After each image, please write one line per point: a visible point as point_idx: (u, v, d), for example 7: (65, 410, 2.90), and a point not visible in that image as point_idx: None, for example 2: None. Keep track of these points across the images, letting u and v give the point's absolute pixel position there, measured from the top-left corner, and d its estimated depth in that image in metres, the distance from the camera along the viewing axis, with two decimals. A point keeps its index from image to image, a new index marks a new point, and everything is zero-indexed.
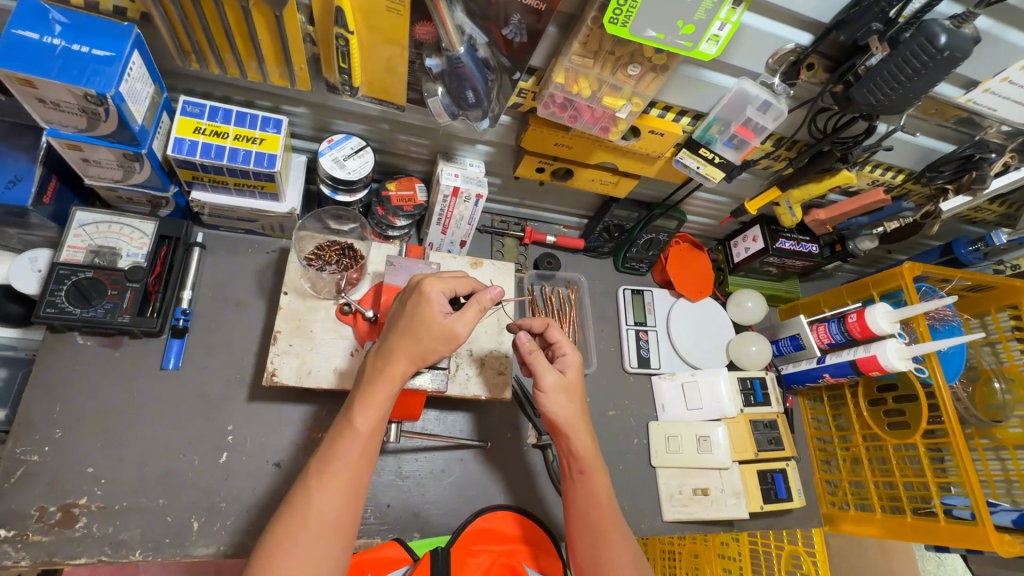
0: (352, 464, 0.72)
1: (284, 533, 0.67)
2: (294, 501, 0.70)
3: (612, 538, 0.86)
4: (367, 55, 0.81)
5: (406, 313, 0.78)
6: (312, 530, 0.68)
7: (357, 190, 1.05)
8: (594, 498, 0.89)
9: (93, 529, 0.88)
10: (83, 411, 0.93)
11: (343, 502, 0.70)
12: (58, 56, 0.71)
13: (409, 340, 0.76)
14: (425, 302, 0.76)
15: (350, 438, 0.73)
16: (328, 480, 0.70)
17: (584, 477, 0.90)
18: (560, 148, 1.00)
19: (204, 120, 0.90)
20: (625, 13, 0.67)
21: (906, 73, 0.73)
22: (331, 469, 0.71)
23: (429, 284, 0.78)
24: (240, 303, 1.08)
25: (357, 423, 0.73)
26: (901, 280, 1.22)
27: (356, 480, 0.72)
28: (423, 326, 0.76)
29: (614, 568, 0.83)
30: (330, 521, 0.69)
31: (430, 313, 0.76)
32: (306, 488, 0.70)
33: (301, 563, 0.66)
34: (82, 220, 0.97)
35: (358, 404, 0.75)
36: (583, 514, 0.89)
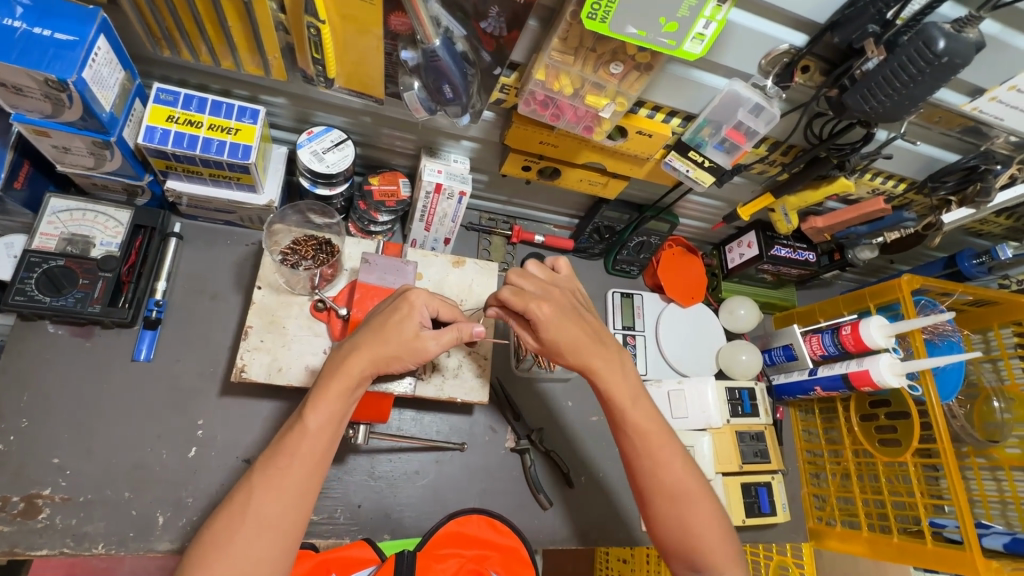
0: (302, 463, 0.70)
1: (224, 530, 0.65)
2: (235, 496, 0.68)
3: (666, 452, 0.81)
4: (341, 46, 0.78)
5: (382, 317, 0.77)
6: (250, 529, 0.66)
7: (337, 184, 1.02)
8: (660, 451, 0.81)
9: (55, 520, 0.87)
10: (52, 400, 0.92)
11: (287, 503, 0.68)
12: (18, 40, 0.69)
13: (375, 344, 0.75)
14: (406, 307, 0.77)
15: (300, 434, 0.71)
16: (274, 478, 0.68)
17: (642, 432, 0.81)
18: (545, 147, 0.97)
19: (178, 109, 0.88)
20: (603, 8, 0.64)
21: (902, 78, 0.69)
22: (279, 467, 0.69)
23: (416, 293, 0.79)
24: (216, 295, 1.06)
25: (308, 420, 0.71)
26: (899, 293, 1.18)
27: (303, 479, 0.69)
28: (396, 335, 0.75)
29: (683, 483, 0.80)
30: (271, 520, 0.67)
31: (407, 324, 0.76)
32: (248, 485, 0.68)
33: (235, 563, 0.64)
34: (56, 207, 0.95)
35: (311, 401, 0.72)
36: (657, 479, 0.80)
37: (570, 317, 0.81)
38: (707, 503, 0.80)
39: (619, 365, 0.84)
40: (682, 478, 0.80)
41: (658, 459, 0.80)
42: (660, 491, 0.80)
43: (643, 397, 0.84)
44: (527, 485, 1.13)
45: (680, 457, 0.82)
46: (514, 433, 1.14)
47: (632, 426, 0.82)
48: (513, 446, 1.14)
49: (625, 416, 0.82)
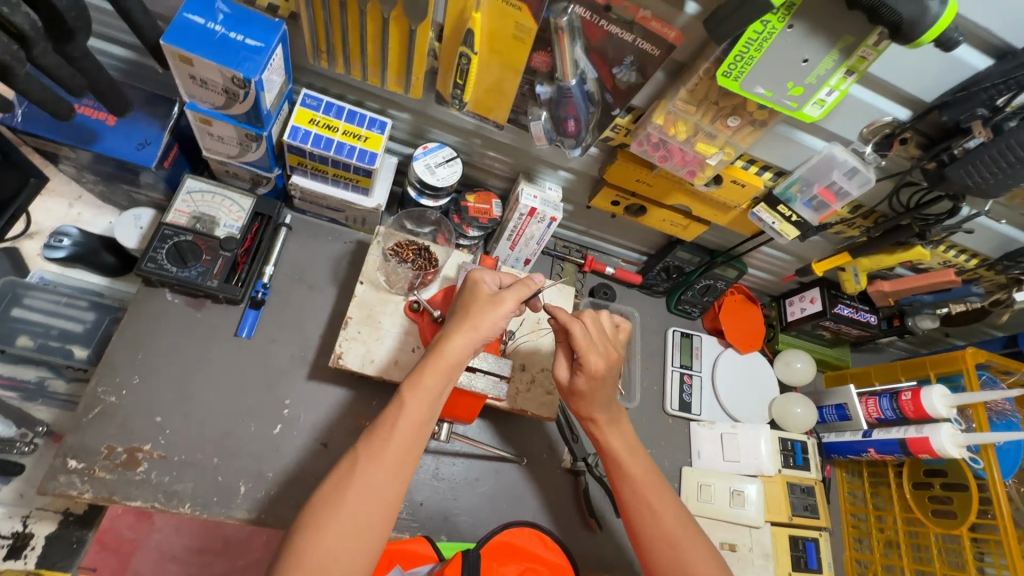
0: (403, 434, 0.74)
1: (333, 495, 0.70)
2: (340, 465, 0.73)
3: (663, 501, 0.87)
4: (482, 75, 0.87)
5: (460, 301, 0.86)
6: (356, 496, 0.70)
7: (442, 197, 1.11)
8: (652, 501, 0.88)
9: (150, 476, 0.92)
10: (161, 362, 0.99)
11: (388, 473, 0.72)
12: (216, 41, 0.79)
13: (460, 318, 0.82)
14: (476, 284, 0.86)
15: (399, 408, 0.75)
16: (376, 448, 0.73)
17: (637, 482, 0.89)
18: (640, 185, 1.04)
19: (319, 113, 0.97)
20: (739, 68, 0.71)
21: (1006, 159, 0.75)
22: (382, 438, 0.74)
23: (479, 273, 0.88)
24: (313, 285, 1.14)
25: (406, 398, 0.76)
26: (962, 365, 1.21)
27: (401, 448, 0.74)
28: (478, 304, 0.83)
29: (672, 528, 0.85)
30: (375, 489, 0.71)
31: (481, 293, 0.84)
32: (353, 455, 0.73)
33: (346, 525, 0.68)
34: (191, 188, 1.05)
35: (411, 379, 0.78)
36: (648, 526, 0.86)
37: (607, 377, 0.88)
38: (698, 545, 0.83)
39: (618, 423, 0.94)
40: (672, 526, 0.85)
41: (647, 507, 0.87)
42: (652, 536, 0.85)
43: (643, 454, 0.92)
44: (579, 507, 1.16)
45: (671, 507, 0.87)
46: (570, 454, 1.17)
47: (629, 479, 0.90)
48: (569, 466, 1.17)
49: (622, 471, 0.91)
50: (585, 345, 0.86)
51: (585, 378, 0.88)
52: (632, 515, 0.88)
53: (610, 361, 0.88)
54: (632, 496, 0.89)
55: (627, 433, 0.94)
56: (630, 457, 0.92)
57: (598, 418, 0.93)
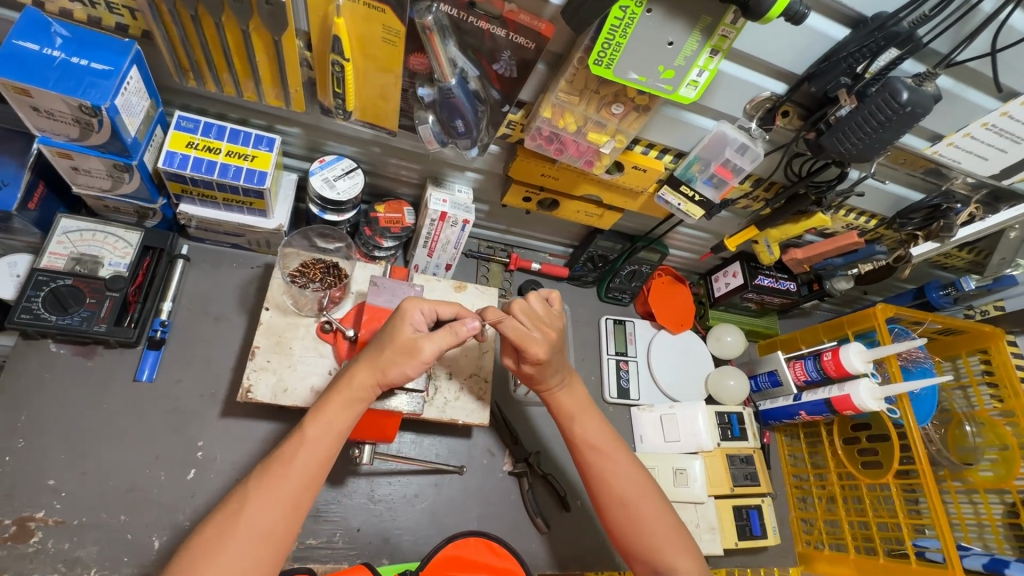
0: (301, 475, 0.71)
1: (215, 532, 0.66)
2: (231, 501, 0.69)
3: (617, 458, 0.87)
4: (361, 82, 0.84)
5: (380, 331, 0.79)
6: (241, 536, 0.66)
7: (346, 211, 1.05)
8: (606, 460, 0.87)
9: (47, 545, 0.85)
10: (50, 420, 0.92)
11: (276, 513, 0.68)
12: (56, 68, 0.73)
13: (376, 358, 0.77)
14: (397, 318, 0.78)
15: (302, 446, 0.72)
16: (268, 487, 0.69)
17: (590, 444, 0.89)
18: (546, 179, 1.03)
19: (198, 135, 0.91)
20: (609, 55, 0.70)
21: (871, 125, 0.77)
22: (277, 476, 0.70)
23: (409, 303, 0.81)
24: (220, 317, 1.08)
25: (310, 431, 0.73)
26: (875, 321, 1.26)
27: (297, 487, 0.70)
28: (395, 346, 0.77)
29: (627, 486, 0.85)
30: (262, 527, 0.67)
31: (400, 330, 0.77)
32: (244, 491, 0.69)
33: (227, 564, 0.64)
34: (67, 227, 0.96)
35: (318, 415, 0.75)
36: (603, 490, 0.86)
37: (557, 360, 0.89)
38: (652, 503, 0.84)
39: (571, 388, 0.94)
40: (628, 487, 0.85)
41: (601, 470, 0.87)
42: (608, 500, 0.85)
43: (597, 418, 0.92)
44: (525, 509, 1.14)
45: (623, 465, 0.87)
46: (511, 457, 1.16)
47: (584, 441, 0.89)
48: (510, 469, 1.15)
49: (575, 437, 0.90)
50: (518, 336, 0.84)
51: (531, 364, 0.87)
52: (588, 477, 0.88)
53: (551, 343, 0.86)
54: (586, 461, 0.89)
55: (582, 396, 0.94)
56: (582, 420, 0.91)
57: (551, 386, 0.92)
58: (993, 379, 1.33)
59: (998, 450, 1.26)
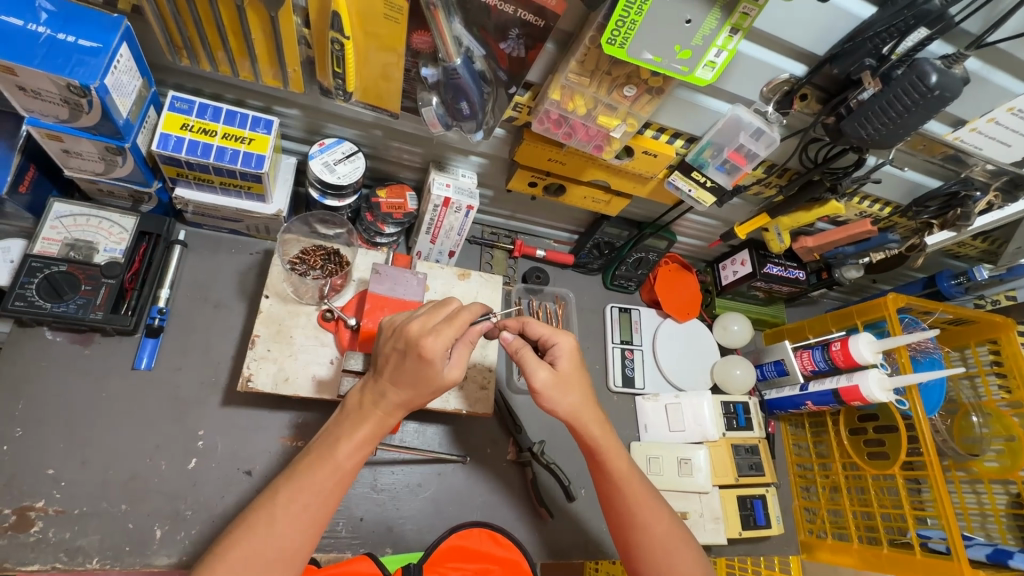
0: (324, 494, 0.70)
1: (237, 557, 0.64)
2: (254, 521, 0.67)
3: (649, 498, 0.85)
4: (362, 61, 0.80)
5: (400, 358, 0.73)
6: (268, 559, 0.65)
7: (347, 195, 1.03)
8: (644, 504, 0.84)
9: (48, 534, 0.84)
10: (47, 408, 0.90)
11: (301, 534, 0.68)
12: (41, 45, 0.70)
13: (407, 388, 0.74)
14: (416, 352, 0.71)
15: (330, 469, 0.71)
16: (292, 508, 0.68)
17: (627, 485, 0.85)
18: (553, 164, 1.00)
19: (192, 117, 0.88)
20: (622, 34, 0.67)
21: (895, 109, 0.74)
22: (303, 497, 0.69)
23: (427, 342, 0.70)
24: (219, 303, 1.06)
25: (339, 455, 0.72)
26: (886, 311, 1.23)
27: (321, 508, 0.70)
28: (423, 380, 0.73)
29: (659, 528, 0.82)
30: (289, 553, 0.67)
31: (427, 363, 0.71)
32: (270, 510, 0.68)
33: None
34: (60, 212, 0.94)
35: (344, 433, 0.74)
36: (640, 535, 0.82)
37: (572, 372, 0.85)
38: (691, 548, 0.82)
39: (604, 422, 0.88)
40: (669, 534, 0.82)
41: (643, 518, 0.83)
42: (645, 545, 0.81)
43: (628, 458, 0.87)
44: (529, 498, 1.13)
45: (660, 510, 0.84)
46: (516, 446, 1.15)
47: (622, 485, 0.85)
48: (515, 458, 1.15)
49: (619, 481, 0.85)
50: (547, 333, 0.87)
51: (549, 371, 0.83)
52: (621, 519, 0.84)
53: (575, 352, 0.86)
54: (622, 506, 0.84)
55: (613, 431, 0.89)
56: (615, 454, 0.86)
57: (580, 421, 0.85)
58: (1002, 369, 1.31)
59: (1004, 441, 1.25)
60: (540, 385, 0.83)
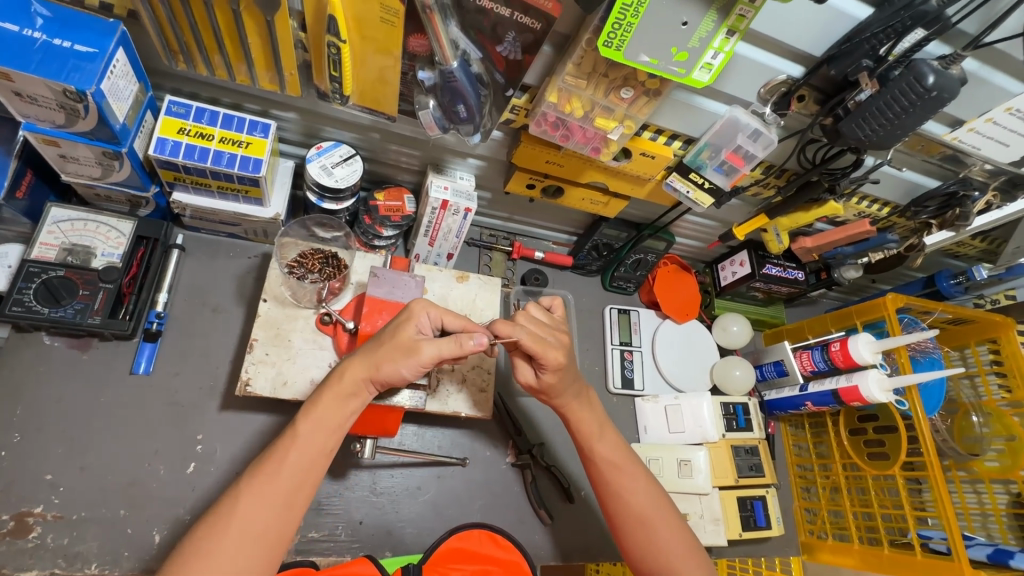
0: (290, 473, 0.70)
1: (205, 536, 0.65)
2: (222, 503, 0.68)
3: (627, 470, 0.87)
4: (358, 64, 0.80)
5: (386, 331, 0.79)
6: (233, 533, 0.65)
7: (345, 198, 1.02)
8: (624, 479, 0.87)
9: (46, 540, 0.84)
10: (46, 414, 0.90)
11: (267, 511, 0.67)
12: (37, 50, 0.70)
13: (375, 355, 0.76)
14: (406, 318, 0.78)
15: (292, 445, 0.71)
16: (258, 487, 0.68)
17: (610, 463, 0.88)
18: (551, 166, 1.00)
19: (189, 122, 0.88)
20: (619, 36, 0.67)
21: (894, 110, 0.73)
22: (268, 474, 0.69)
23: (416, 304, 0.80)
24: (217, 307, 1.05)
25: (302, 431, 0.72)
26: (885, 311, 1.23)
27: (292, 486, 0.69)
28: (390, 339, 0.76)
29: (637, 499, 0.85)
30: (253, 529, 0.66)
31: (404, 327, 0.77)
32: (235, 491, 0.68)
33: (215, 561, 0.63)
34: (57, 217, 0.94)
35: (309, 412, 0.74)
36: (622, 508, 0.85)
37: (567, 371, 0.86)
38: (672, 522, 0.84)
39: (586, 400, 0.92)
40: (652, 511, 0.85)
41: (626, 497, 0.86)
42: (626, 517, 0.85)
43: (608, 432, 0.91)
44: (528, 501, 1.13)
45: (640, 484, 0.86)
46: (515, 448, 1.14)
47: (602, 460, 0.88)
48: (514, 461, 1.14)
49: (604, 461, 0.88)
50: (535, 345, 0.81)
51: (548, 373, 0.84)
52: (604, 494, 0.88)
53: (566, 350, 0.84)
54: (603, 480, 0.88)
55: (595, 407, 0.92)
56: (599, 436, 0.90)
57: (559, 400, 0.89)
58: (1002, 369, 1.31)
59: (1004, 440, 1.25)
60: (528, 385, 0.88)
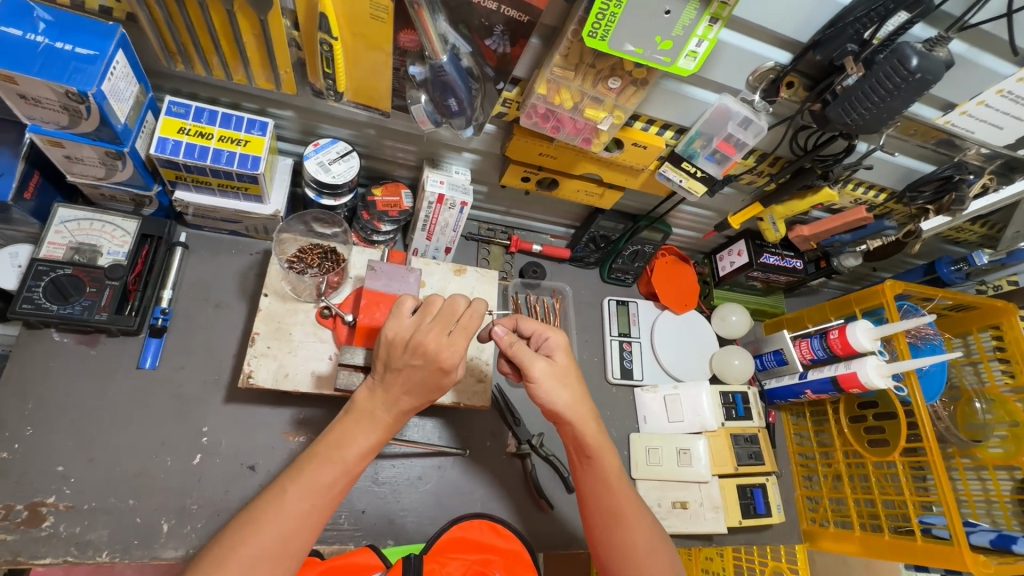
0: (333, 494, 0.72)
1: (248, 544, 0.66)
2: (263, 512, 0.68)
3: (635, 508, 0.84)
4: (351, 61, 0.82)
5: (421, 377, 0.74)
6: (272, 547, 0.67)
7: (343, 194, 1.04)
8: (633, 515, 0.83)
9: (59, 529, 0.87)
10: (57, 408, 0.93)
11: (307, 528, 0.70)
12: (40, 54, 0.72)
13: (416, 399, 0.76)
14: (441, 372, 0.74)
15: (339, 465, 0.73)
16: (301, 503, 0.70)
17: (605, 484, 0.84)
18: (544, 158, 1.01)
19: (189, 121, 0.90)
20: (603, 26, 0.68)
21: (879, 94, 0.74)
22: (312, 490, 0.71)
23: (447, 355, 0.73)
24: (220, 303, 1.08)
25: (349, 459, 0.73)
26: (882, 298, 1.23)
27: (326, 504, 0.72)
28: (435, 387, 0.75)
29: (637, 537, 0.82)
30: (294, 547, 0.68)
31: (445, 378, 0.75)
32: (278, 504, 0.69)
33: (245, 562, 0.65)
34: (64, 217, 0.96)
35: (353, 433, 0.75)
36: (622, 540, 0.81)
37: (567, 365, 0.87)
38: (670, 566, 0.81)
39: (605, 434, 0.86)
40: (648, 545, 0.81)
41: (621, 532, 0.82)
42: (624, 552, 0.81)
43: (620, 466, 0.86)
44: (528, 489, 1.14)
45: (645, 525, 0.83)
46: (514, 438, 1.16)
47: (610, 490, 0.84)
48: (514, 450, 1.16)
49: (602, 481, 0.84)
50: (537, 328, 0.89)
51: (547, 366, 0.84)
52: (603, 525, 0.83)
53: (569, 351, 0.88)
54: (609, 512, 0.83)
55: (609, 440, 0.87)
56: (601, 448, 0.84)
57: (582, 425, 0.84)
58: (1005, 355, 1.30)
59: (1007, 426, 1.24)
60: (535, 375, 0.84)
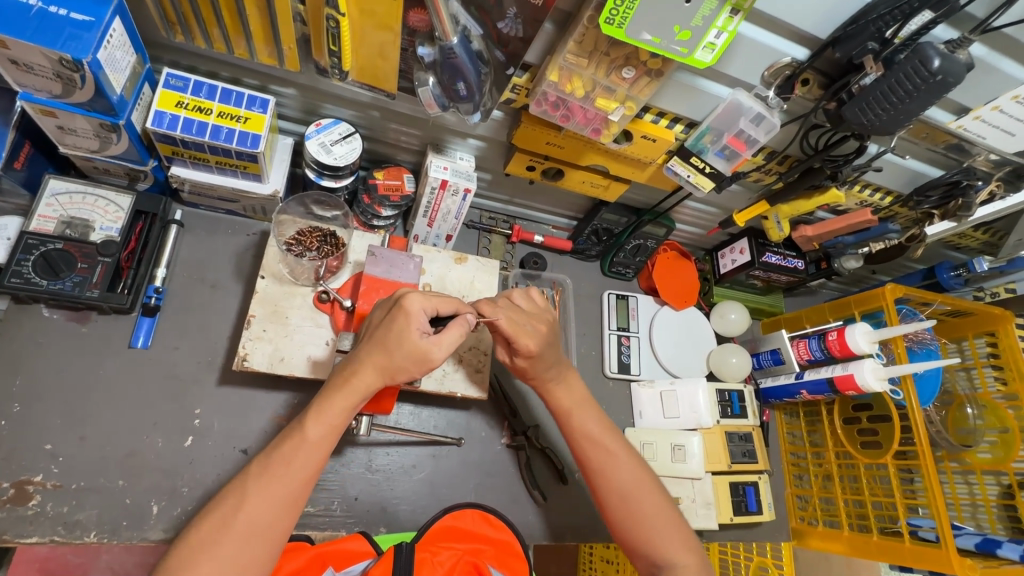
0: (294, 469, 0.69)
1: (216, 531, 0.65)
2: (227, 497, 0.68)
3: (607, 441, 0.89)
4: (357, 40, 0.79)
5: (382, 327, 0.75)
6: (238, 532, 0.65)
7: (344, 176, 1.03)
8: (608, 456, 0.87)
9: (46, 508, 0.86)
10: (46, 384, 0.91)
11: (274, 511, 0.67)
12: (33, 18, 0.69)
13: (382, 356, 0.74)
14: (403, 316, 0.74)
15: (299, 443, 0.71)
16: (262, 483, 0.68)
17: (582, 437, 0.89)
18: (550, 147, 0.99)
19: (187, 95, 0.87)
20: (621, 13, 0.66)
21: (898, 94, 0.73)
22: (274, 472, 0.68)
23: (410, 299, 0.76)
24: (216, 285, 1.06)
25: (308, 430, 0.71)
26: (882, 301, 1.23)
27: (291, 484, 0.69)
28: (397, 343, 0.74)
29: (620, 476, 0.85)
30: (258, 529, 0.66)
31: (408, 330, 0.74)
32: (241, 487, 0.68)
33: (208, 547, 0.64)
34: (56, 189, 0.94)
35: (314, 410, 0.73)
36: (605, 485, 0.86)
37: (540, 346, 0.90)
38: (657, 495, 0.85)
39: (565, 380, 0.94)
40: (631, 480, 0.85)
41: (600, 468, 0.87)
42: (610, 495, 0.85)
43: (587, 412, 0.91)
44: (522, 482, 1.14)
45: (624, 460, 0.87)
46: (509, 431, 1.15)
47: (584, 436, 0.89)
48: (509, 442, 1.15)
49: (570, 428, 0.90)
50: (513, 330, 0.85)
51: (523, 359, 0.88)
52: (590, 474, 0.88)
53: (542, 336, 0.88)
54: (589, 460, 0.88)
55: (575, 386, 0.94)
56: (563, 383, 0.93)
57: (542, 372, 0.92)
58: (1000, 362, 1.30)
59: (998, 432, 1.26)
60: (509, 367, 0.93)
